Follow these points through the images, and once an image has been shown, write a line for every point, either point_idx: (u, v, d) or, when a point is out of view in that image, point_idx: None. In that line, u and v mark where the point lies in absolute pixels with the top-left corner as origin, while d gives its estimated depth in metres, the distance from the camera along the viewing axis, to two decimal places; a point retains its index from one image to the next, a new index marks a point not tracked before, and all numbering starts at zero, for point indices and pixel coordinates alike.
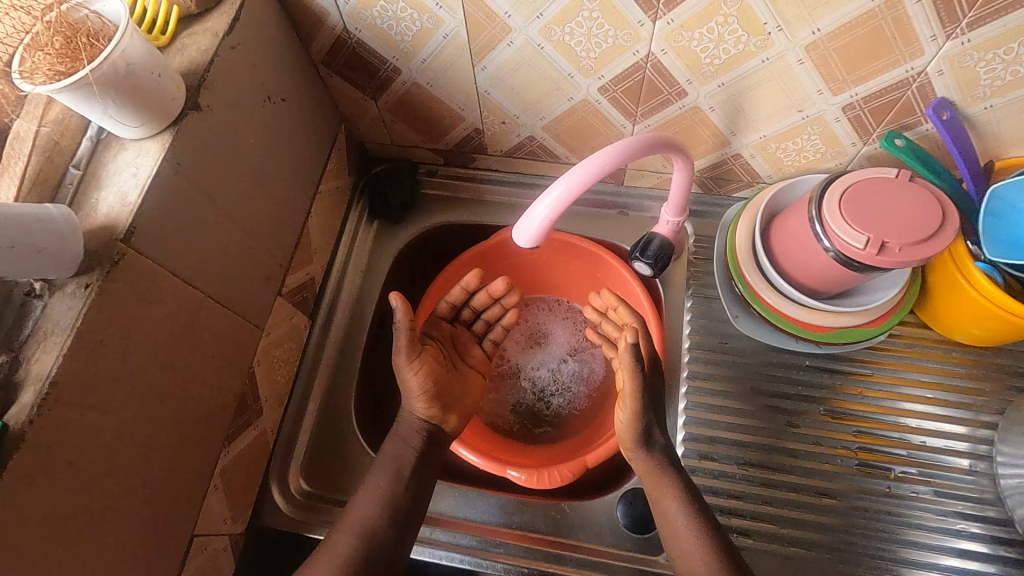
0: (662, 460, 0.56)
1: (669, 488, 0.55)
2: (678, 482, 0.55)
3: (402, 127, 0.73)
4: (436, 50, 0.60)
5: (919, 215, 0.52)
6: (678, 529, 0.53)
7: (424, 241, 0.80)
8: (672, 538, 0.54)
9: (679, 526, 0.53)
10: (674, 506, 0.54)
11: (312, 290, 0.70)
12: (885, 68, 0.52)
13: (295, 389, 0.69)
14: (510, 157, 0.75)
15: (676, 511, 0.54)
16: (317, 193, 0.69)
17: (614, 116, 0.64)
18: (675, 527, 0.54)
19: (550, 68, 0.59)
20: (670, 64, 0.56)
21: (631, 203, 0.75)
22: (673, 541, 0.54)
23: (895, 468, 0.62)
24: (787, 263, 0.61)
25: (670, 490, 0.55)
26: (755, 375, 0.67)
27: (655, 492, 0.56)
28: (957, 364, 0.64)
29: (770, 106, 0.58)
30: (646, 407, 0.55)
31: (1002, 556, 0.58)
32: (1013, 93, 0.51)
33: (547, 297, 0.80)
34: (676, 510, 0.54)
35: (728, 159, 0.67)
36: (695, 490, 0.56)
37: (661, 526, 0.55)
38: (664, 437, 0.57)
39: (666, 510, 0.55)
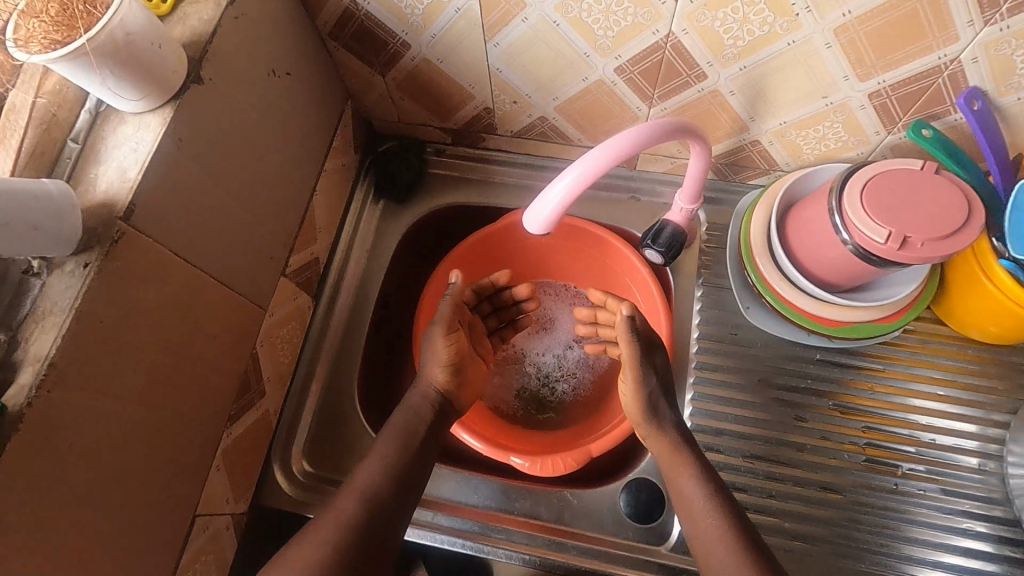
0: (675, 437, 0.55)
1: (685, 466, 0.54)
2: (694, 461, 0.54)
3: (410, 104, 0.70)
4: (448, 24, 0.57)
5: (945, 209, 0.50)
6: (696, 509, 0.52)
7: (431, 222, 0.78)
8: (690, 520, 0.52)
9: (696, 505, 0.52)
10: (692, 486, 0.53)
11: (316, 270, 0.69)
12: (916, 54, 0.50)
13: (298, 370, 0.68)
14: (520, 138, 0.73)
15: (693, 491, 0.52)
16: (322, 171, 0.67)
17: (630, 98, 0.62)
18: (692, 507, 0.52)
19: (566, 47, 0.57)
20: (691, 45, 0.54)
21: (643, 188, 0.74)
22: (692, 524, 0.52)
23: (903, 464, 0.61)
24: (803, 254, 0.59)
25: (686, 468, 0.53)
26: (765, 367, 0.66)
27: (672, 471, 0.54)
28: (971, 361, 0.63)
29: (793, 91, 0.56)
30: (651, 386, 0.56)
31: (1007, 555, 0.58)
32: None
33: (552, 282, 0.79)
34: (692, 489, 0.52)
35: (745, 146, 0.65)
36: (715, 472, 0.54)
37: (680, 509, 0.53)
38: (676, 418, 0.56)
39: (682, 491, 0.53)
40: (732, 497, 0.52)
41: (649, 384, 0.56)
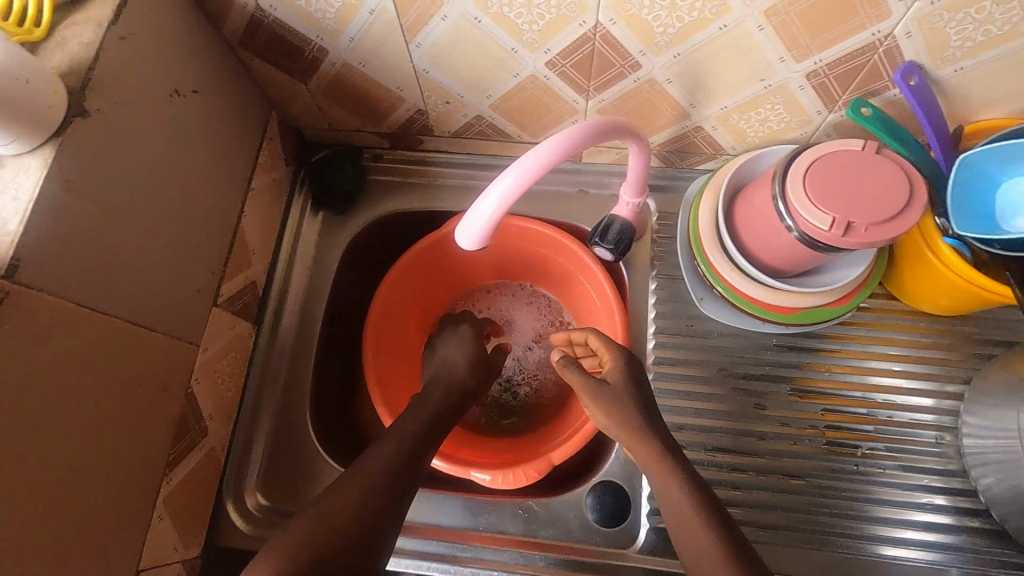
0: (657, 447, 0.50)
1: (670, 473, 0.48)
2: (680, 468, 0.49)
3: (339, 110, 0.67)
4: (364, 27, 0.54)
5: (888, 192, 0.49)
6: (684, 517, 0.47)
7: (375, 231, 0.75)
8: (681, 533, 0.47)
9: (685, 515, 0.47)
10: (678, 494, 0.48)
11: (253, 295, 0.66)
12: (850, 33, 0.48)
13: (245, 400, 0.65)
14: (459, 138, 0.70)
15: (680, 499, 0.48)
16: (250, 189, 0.63)
17: (565, 92, 0.59)
18: (679, 514, 0.47)
19: (491, 44, 0.54)
20: (621, 35, 0.51)
21: (590, 180, 0.71)
22: (680, 534, 0.47)
23: (863, 444, 0.62)
24: (751, 242, 0.58)
25: (673, 476, 0.48)
26: (723, 357, 0.65)
27: (657, 479, 0.49)
28: (924, 335, 0.63)
29: (730, 76, 0.54)
30: (614, 400, 0.52)
31: (965, 525, 0.59)
32: (984, 55, 0.48)
33: (508, 282, 0.77)
34: (677, 497, 0.48)
35: (689, 132, 0.63)
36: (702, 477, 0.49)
37: (666, 514, 0.49)
38: (655, 424, 0.51)
39: (669, 500, 0.48)
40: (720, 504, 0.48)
41: (613, 398, 0.52)
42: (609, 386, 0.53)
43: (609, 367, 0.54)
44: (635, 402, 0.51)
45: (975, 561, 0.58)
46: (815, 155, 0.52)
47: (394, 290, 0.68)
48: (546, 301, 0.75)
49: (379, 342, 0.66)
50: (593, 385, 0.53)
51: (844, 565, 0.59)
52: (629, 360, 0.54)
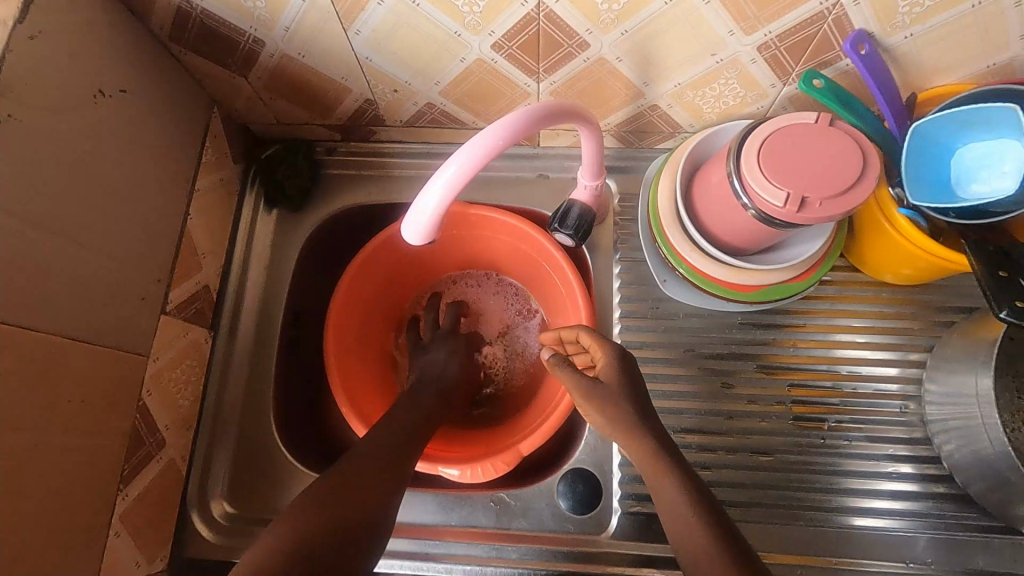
0: (653, 445, 0.48)
1: (667, 473, 0.47)
2: (676, 468, 0.47)
3: (284, 103, 0.64)
4: (298, 15, 0.51)
5: (841, 164, 0.48)
6: (680, 516, 0.45)
7: (333, 227, 0.73)
8: (677, 531, 0.46)
9: (681, 513, 0.46)
10: (674, 495, 0.46)
11: (207, 299, 0.64)
12: (798, 3, 0.47)
13: (205, 407, 0.64)
14: (413, 126, 0.68)
15: (675, 498, 0.46)
16: (194, 191, 0.61)
17: (515, 74, 0.57)
18: (675, 513, 0.46)
19: (432, 27, 0.51)
20: (565, 13, 0.49)
21: (550, 164, 0.70)
22: (676, 532, 0.46)
23: (829, 418, 0.62)
24: (710, 221, 0.57)
25: (669, 476, 0.47)
26: (689, 338, 0.65)
27: (652, 479, 0.48)
28: (887, 305, 0.63)
29: (680, 52, 0.53)
30: (607, 397, 0.50)
31: (931, 491, 0.60)
32: (931, 20, 0.47)
33: (474, 271, 0.75)
34: (672, 496, 0.46)
35: (645, 111, 0.62)
36: (699, 476, 0.48)
37: (662, 514, 0.48)
38: (650, 423, 0.49)
39: (665, 499, 0.47)
40: (716, 503, 0.46)
41: (604, 396, 0.50)
42: (601, 383, 0.51)
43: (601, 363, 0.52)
44: (629, 400, 0.49)
45: (940, 526, 0.60)
46: (790, 129, 0.50)
47: (353, 289, 0.66)
48: (512, 289, 0.74)
49: (341, 343, 0.65)
50: (585, 383, 0.51)
51: (814, 537, 0.60)
52: (622, 356, 0.52)
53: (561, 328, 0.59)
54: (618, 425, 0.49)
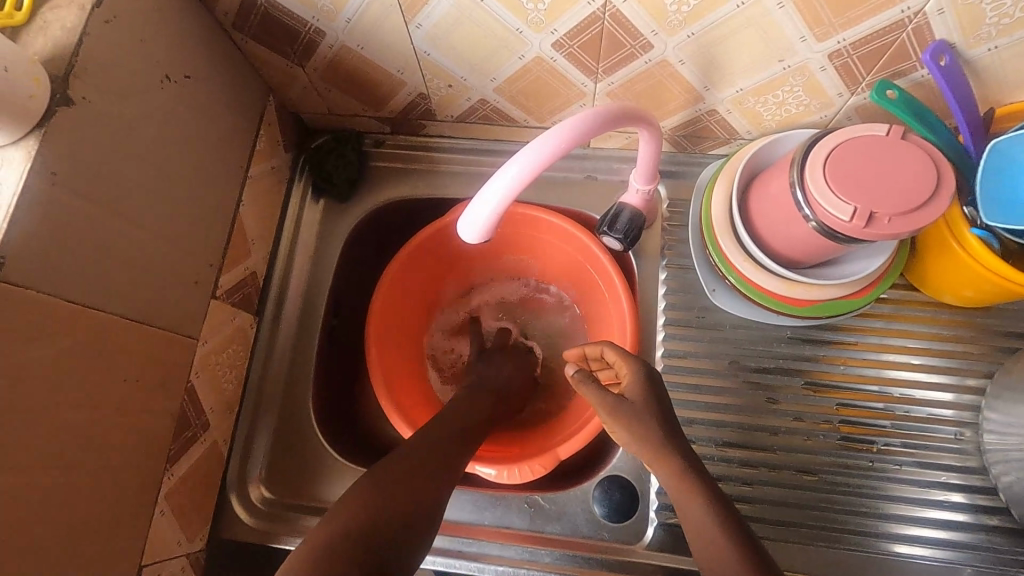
0: (685, 467, 0.47)
1: (694, 493, 0.46)
2: (704, 487, 0.46)
3: (338, 95, 0.64)
4: (361, 7, 0.51)
5: (914, 180, 0.46)
6: (710, 537, 0.44)
7: (378, 219, 0.73)
8: (701, 552, 0.44)
9: (707, 534, 0.44)
10: (701, 515, 0.45)
11: (254, 285, 0.64)
12: (877, 10, 0.45)
13: (247, 392, 0.65)
14: (463, 123, 0.67)
15: (702, 518, 0.45)
16: (247, 178, 0.61)
17: (573, 74, 0.56)
18: (703, 534, 0.44)
19: (494, 23, 0.51)
20: (632, 14, 0.48)
21: (599, 166, 0.69)
22: (700, 552, 0.45)
23: (879, 440, 0.60)
24: (766, 231, 0.55)
25: (695, 494, 0.46)
26: (736, 350, 0.63)
27: (679, 496, 0.47)
28: (946, 327, 0.61)
29: (746, 57, 0.51)
30: (633, 413, 0.49)
31: (984, 523, 0.58)
32: (1019, 33, 0.45)
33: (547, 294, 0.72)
34: (702, 519, 0.45)
35: (702, 116, 0.60)
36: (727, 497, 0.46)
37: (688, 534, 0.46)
38: (677, 440, 0.48)
39: (692, 519, 0.45)
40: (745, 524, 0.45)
41: (630, 412, 0.49)
42: (626, 400, 0.50)
43: (628, 379, 0.52)
44: (655, 419, 0.49)
45: (991, 560, 0.57)
46: (858, 143, 0.48)
47: (395, 285, 0.66)
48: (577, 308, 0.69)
49: (382, 337, 0.65)
50: (611, 400, 0.50)
51: (856, 560, 0.58)
52: (648, 374, 0.52)
53: (585, 344, 0.58)
54: (641, 437, 0.48)
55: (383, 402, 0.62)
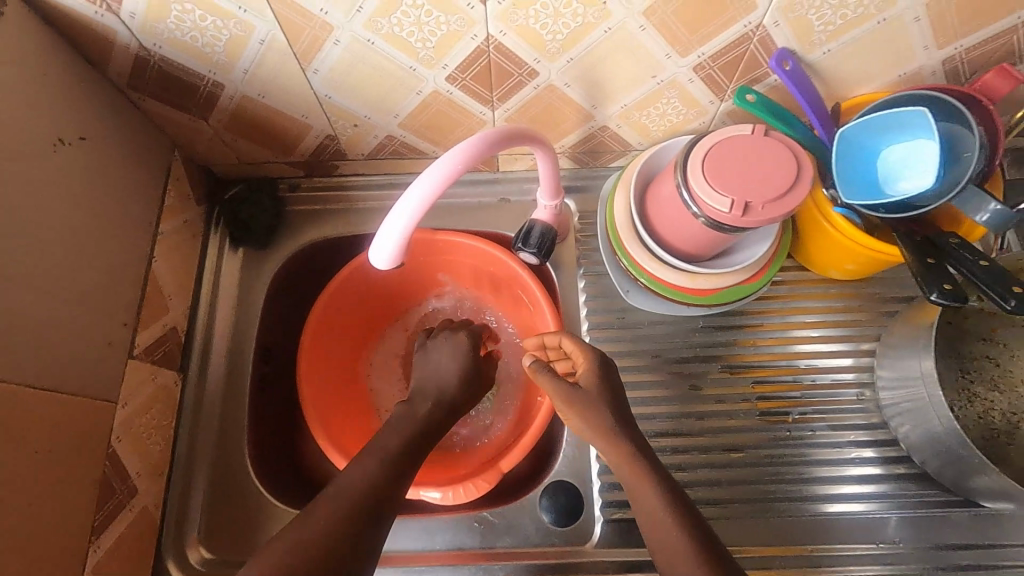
0: (633, 452, 0.50)
1: (648, 482, 0.48)
2: (653, 473, 0.49)
3: (246, 143, 0.65)
4: (256, 58, 0.53)
5: (779, 171, 0.52)
6: (660, 522, 0.47)
7: (301, 262, 0.74)
8: (653, 532, 0.47)
9: (659, 517, 0.47)
10: (654, 501, 0.47)
11: (174, 341, 0.63)
12: (725, 26, 0.51)
13: (177, 451, 0.63)
14: (374, 159, 0.69)
15: (654, 501, 0.47)
16: (157, 234, 0.61)
17: (470, 104, 0.60)
18: (654, 520, 0.47)
19: (387, 63, 0.54)
20: (513, 45, 0.52)
21: (510, 188, 0.72)
22: (651, 535, 0.47)
23: (793, 410, 0.65)
24: (665, 231, 0.60)
25: (648, 481, 0.48)
26: (657, 345, 0.67)
27: (633, 485, 0.49)
28: (836, 300, 0.67)
29: (623, 76, 0.56)
30: (591, 403, 0.52)
31: (893, 472, 0.63)
32: (844, 36, 0.52)
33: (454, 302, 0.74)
34: (654, 504, 0.47)
35: (596, 133, 0.65)
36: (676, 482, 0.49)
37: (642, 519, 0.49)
38: (624, 426, 0.51)
39: (645, 507, 0.48)
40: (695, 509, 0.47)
41: (584, 402, 0.52)
42: (580, 389, 0.53)
43: (583, 370, 0.55)
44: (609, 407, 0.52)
45: (904, 505, 0.63)
46: (767, 142, 0.53)
47: (325, 327, 0.67)
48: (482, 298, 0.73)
49: (314, 381, 0.65)
50: (566, 390, 0.53)
51: (789, 526, 0.62)
52: (601, 363, 0.54)
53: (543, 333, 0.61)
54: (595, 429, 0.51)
55: (326, 447, 0.61)
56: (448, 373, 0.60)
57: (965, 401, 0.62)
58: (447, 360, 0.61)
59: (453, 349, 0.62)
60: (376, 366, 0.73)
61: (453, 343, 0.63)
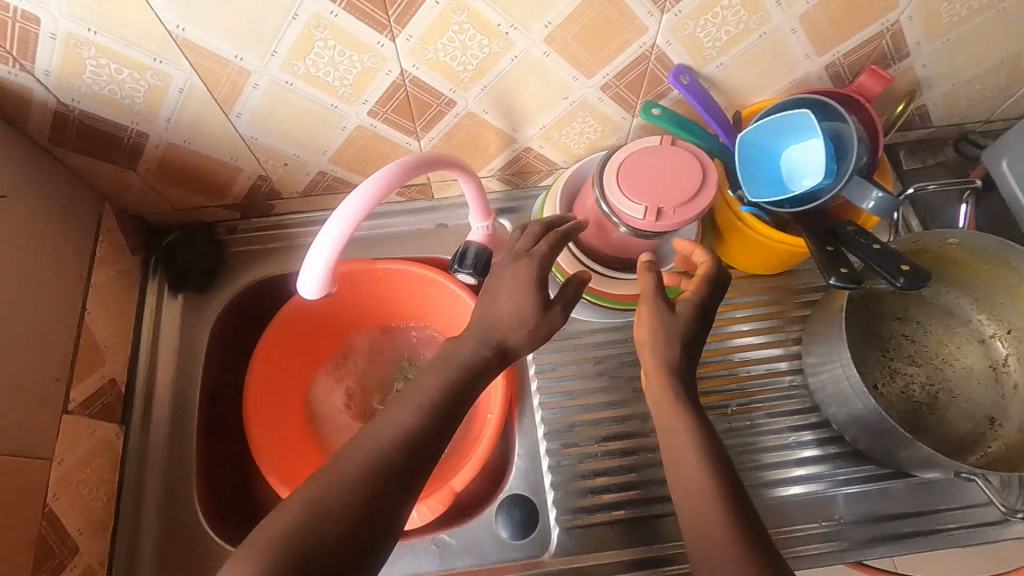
0: (682, 394, 0.51)
1: (685, 422, 0.50)
2: (693, 416, 0.51)
3: (177, 190, 0.66)
4: (178, 106, 0.54)
5: (687, 176, 0.55)
6: (688, 458, 0.49)
7: (244, 303, 0.74)
8: (676, 466, 0.50)
9: (687, 453, 0.49)
10: (686, 438, 0.50)
11: (113, 393, 0.63)
12: (623, 48, 0.54)
13: (122, 505, 0.62)
14: (309, 196, 0.71)
15: (684, 439, 0.50)
16: (90, 285, 0.60)
17: (396, 137, 0.62)
18: (685, 459, 0.49)
19: (308, 103, 0.56)
20: (428, 78, 0.55)
21: (446, 214, 0.75)
22: (675, 469, 0.50)
23: (731, 403, 0.67)
24: (591, 241, 0.63)
25: (684, 421, 0.50)
26: (598, 353, 0.69)
27: (670, 423, 0.51)
28: (761, 294, 0.71)
29: (536, 99, 0.60)
30: (671, 331, 0.52)
31: (828, 453, 0.66)
32: (732, 51, 0.57)
33: (402, 329, 0.76)
34: (688, 445, 0.49)
35: (520, 155, 0.68)
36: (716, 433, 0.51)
37: (671, 463, 0.51)
38: (685, 367, 0.52)
39: (675, 444, 0.50)
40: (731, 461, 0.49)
41: (665, 332, 0.52)
42: (672, 317, 0.52)
43: (684, 298, 0.54)
44: (682, 347, 0.52)
45: (841, 483, 0.65)
46: (687, 154, 0.57)
47: (268, 365, 0.67)
48: (427, 323, 0.75)
49: (261, 419, 0.65)
50: (661, 310, 0.52)
51: None
52: (705, 306, 0.53)
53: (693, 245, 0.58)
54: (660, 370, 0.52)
55: (279, 488, 0.62)
56: (506, 316, 0.51)
57: (888, 378, 0.65)
58: (507, 295, 0.52)
59: (515, 283, 0.52)
60: (325, 402, 0.72)
61: (516, 277, 0.52)
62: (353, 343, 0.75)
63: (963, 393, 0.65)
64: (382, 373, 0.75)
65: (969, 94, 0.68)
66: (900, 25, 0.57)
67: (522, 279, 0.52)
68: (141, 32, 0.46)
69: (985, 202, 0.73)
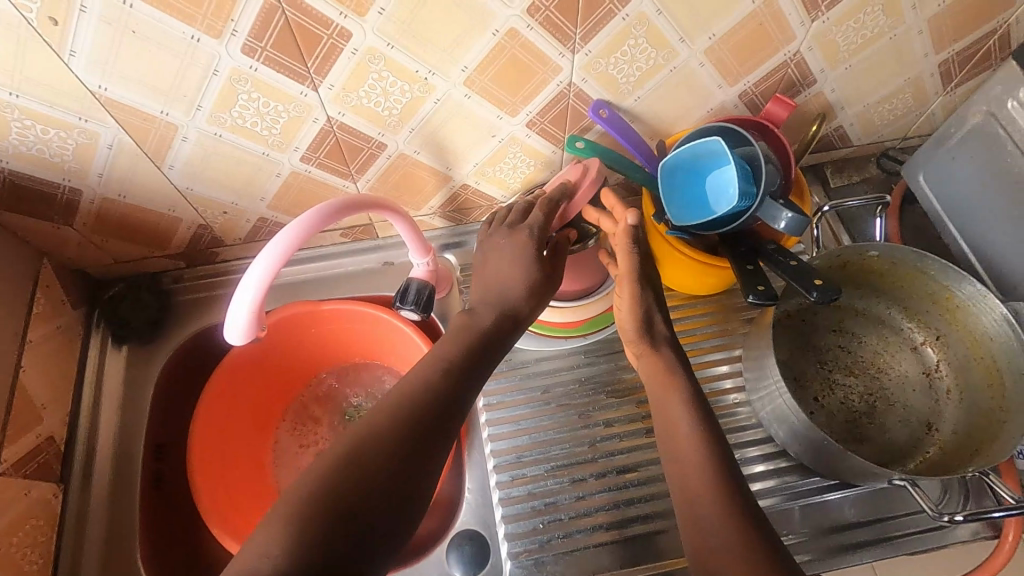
0: (671, 359, 0.57)
1: (676, 394, 0.55)
2: (686, 386, 0.56)
3: (118, 243, 0.66)
4: (108, 162, 0.55)
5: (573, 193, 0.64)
6: (685, 431, 0.54)
7: (191, 350, 0.74)
8: (670, 437, 0.54)
9: (680, 425, 0.54)
10: (681, 411, 0.55)
11: (50, 452, 0.62)
12: (541, 87, 0.57)
13: (61, 568, 0.61)
14: (252, 242, 0.71)
15: (679, 412, 0.54)
16: (26, 343, 0.60)
17: (332, 180, 0.64)
18: (680, 433, 0.54)
19: (240, 152, 0.57)
20: (354, 123, 0.57)
21: (392, 252, 0.76)
22: (670, 439, 0.55)
23: None
24: None
25: (677, 393, 0.55)
26: (544, 380, 0.70)
27: (663, 395, 0.56)
28: (702, 314, 0.74)
29: (466, 138, 0.62)
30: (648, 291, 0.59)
31: (777, 467, 0.67)
32: (647, 85, 0.59)
33: (353, 368, 0.76)
34: (684, 417, 0.54)
35: (458, 191, 0.70)
36: (702, 397, 0.56)
37: (661, 425, 0.56)
38: (665, 331, 0.59)
39: (670, 415, 0.55)
40: (717, 425, 0.54)
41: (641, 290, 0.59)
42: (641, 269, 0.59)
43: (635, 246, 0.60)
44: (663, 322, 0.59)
45: (793, 496, 0.66)
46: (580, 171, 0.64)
47: (215, 414, 0.67)
48: (377, 362, 0.75)
49: (209, 470, 0.65)
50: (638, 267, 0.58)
51: None
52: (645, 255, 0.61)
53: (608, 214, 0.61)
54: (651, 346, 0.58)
55: (225, 541, 0.61)
56: (512, 286, 0.58)
57: (827, 389, 0.66)
58: (505, 268, 0.59)
59: (515, 254, 0.59)
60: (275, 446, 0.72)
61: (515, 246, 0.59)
62: (304, 384, 0.76)
63: (899, 400, 0.66)
64: (334, 413, 0.75)
65: (881, 114, 0.71)
66: (802, 55, 0.60)
67: (521, 248, 0.58)
68: (63, 94, 0.48)
69: (908, 215, 0.76)
